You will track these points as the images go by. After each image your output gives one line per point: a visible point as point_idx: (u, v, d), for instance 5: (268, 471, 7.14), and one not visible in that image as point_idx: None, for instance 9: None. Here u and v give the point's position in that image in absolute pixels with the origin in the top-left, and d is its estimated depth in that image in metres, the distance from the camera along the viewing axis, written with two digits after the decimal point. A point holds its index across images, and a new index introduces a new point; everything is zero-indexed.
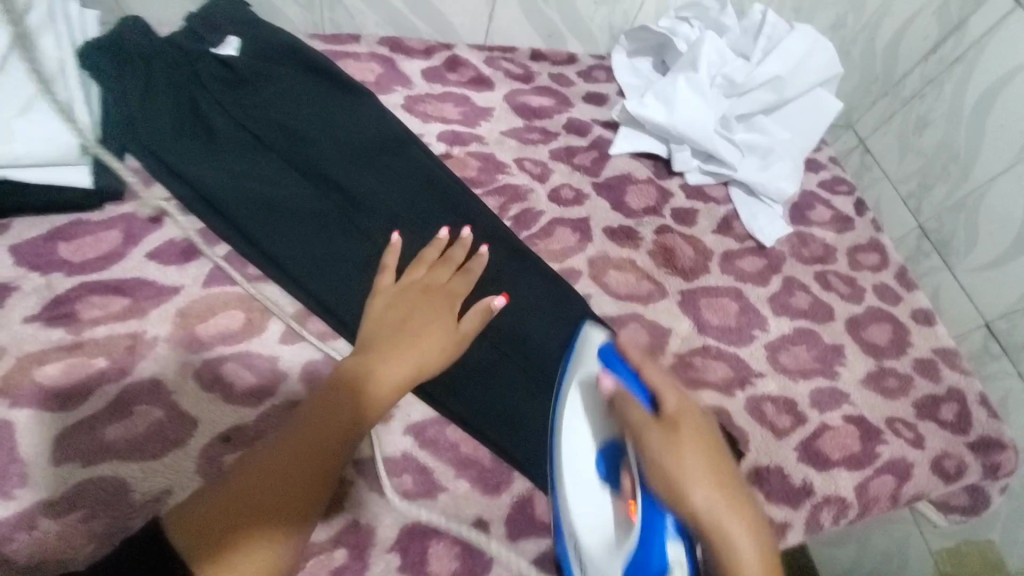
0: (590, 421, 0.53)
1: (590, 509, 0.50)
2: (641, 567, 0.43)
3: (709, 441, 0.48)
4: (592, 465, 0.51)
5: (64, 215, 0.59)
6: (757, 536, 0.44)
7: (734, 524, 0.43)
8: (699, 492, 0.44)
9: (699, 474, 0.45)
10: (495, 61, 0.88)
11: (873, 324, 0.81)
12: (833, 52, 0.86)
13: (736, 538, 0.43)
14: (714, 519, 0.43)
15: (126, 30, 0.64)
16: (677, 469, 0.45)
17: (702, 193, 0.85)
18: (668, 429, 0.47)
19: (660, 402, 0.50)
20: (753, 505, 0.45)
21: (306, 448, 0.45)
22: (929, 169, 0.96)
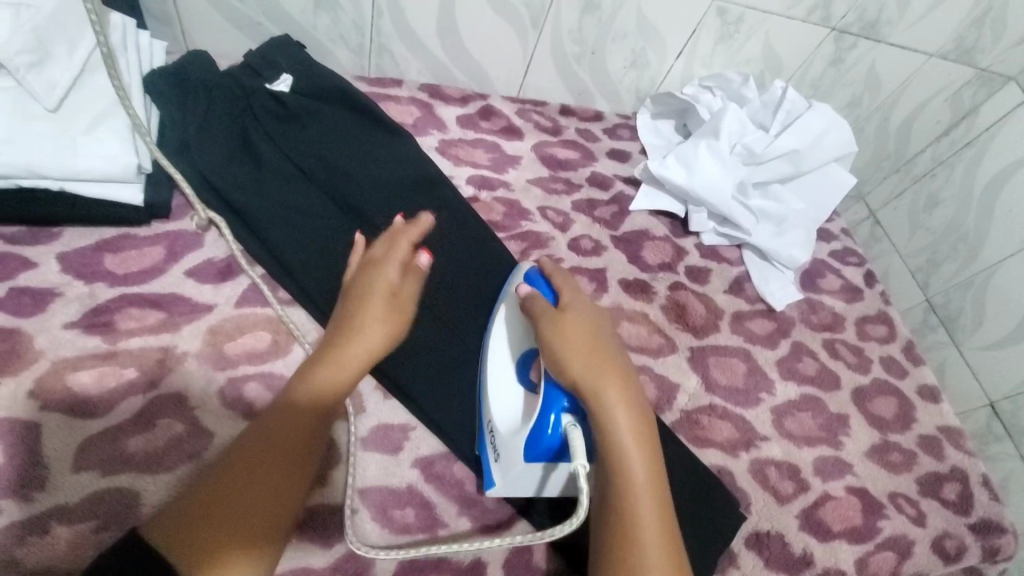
0: (509, 335, 0.62)
1: (506, 399, 0.58)
2: (538, 434, 0.51)
3: (594, 330, 0.56)
4: (511, 367, 0.60)
5: (112, 228, 0.63)
6: (628, 400, 0.51)
7: (607, 385, 0.51)
8: (579, 360, 0.52)
9: (581, 349, 0.53)
10: (526, 113, 0.93)
11: (878, 397, 0.82)
12: (849, 131, 0.89)
13: (606, 394, 0.51)
14: (590, 380, 0.51)
15: (191, 64, 0.69)
16: (562, 343, 0.54)
17: (716, 254, 0.88)
18: (558, 317, 0.56)
19: (560, 301, 0.59)
20: (628, 376, 0.53)
21: (277, 463, 0.47)
22: (938, 247, 0.99)
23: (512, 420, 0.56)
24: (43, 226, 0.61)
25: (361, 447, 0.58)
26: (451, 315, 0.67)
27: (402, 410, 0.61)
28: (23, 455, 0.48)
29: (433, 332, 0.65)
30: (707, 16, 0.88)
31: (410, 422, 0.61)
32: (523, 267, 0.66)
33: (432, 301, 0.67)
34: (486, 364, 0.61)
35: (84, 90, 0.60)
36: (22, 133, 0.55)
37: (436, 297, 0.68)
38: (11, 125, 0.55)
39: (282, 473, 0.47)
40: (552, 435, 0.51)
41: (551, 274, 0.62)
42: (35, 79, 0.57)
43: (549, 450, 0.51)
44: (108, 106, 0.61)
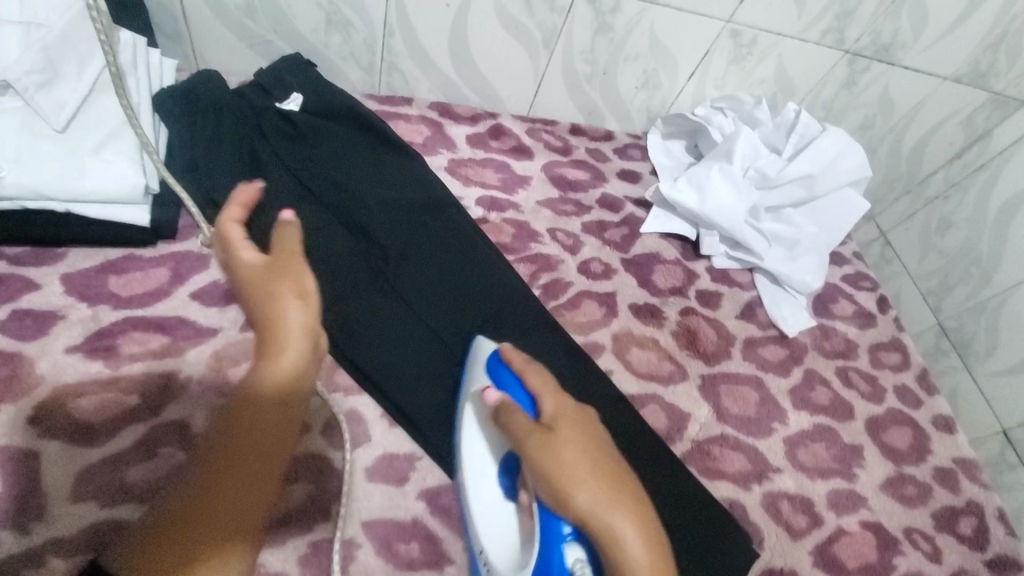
0: (483, 443, 0.57)
1: (495, 524, 0.53)
2: (544, 574, 0.46)
3: (592, 444, 0.47)
4: (492, 480, 0.55)
5: (118, 249, 0.62)
6: (645, 532, 0.43)
7: (619, 520, 0.43)
8: (582, 493, 0.44)
9: (580, 472, 0.44)
10: (536, 133, 0.92)
11: (892, 427, 0.80)
12: (863, 155, 0.88)
13: (618, 531, 0.42)
14: (597, 516, 0.43)
15: (202, 83, 0.69)
16: (558, 472, 0.45)
17: (728, 278, 0.87)
18: (547, 436, 0.47)
19: (544, 414, 0.49)
20: (639, 498, 0.45)
21: (242, 477, 0.42)
22: (951, 270, 0.97)
23: (507, 553, 0.51)
24: (47, 247, 0.60)
25: (365, 477, 0.56)
26: (459, 341, 0.66)
27: (408, 439, 0.60)
28: (21, 484, 0.47)
29: (440, 358, 0.64)
30: (719, 38, 0.87)
31: (416, 451, 0.59)
32: (483, 352, 0.61)
33: (440, 326, 0.66)
34: (464, 484, 0.55)
35: (93, 110, 0.60)
36: (29, 154, 0.55)
37: (444, 322, 0.67)
38: (19, 146, 0.55)
39: (245, 486, 0.42)
40: (558, 573, 0.45)
41: (524, 369, 0.53)
42: (43, 99, 0.56)
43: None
44: (116, 125, 0.60)
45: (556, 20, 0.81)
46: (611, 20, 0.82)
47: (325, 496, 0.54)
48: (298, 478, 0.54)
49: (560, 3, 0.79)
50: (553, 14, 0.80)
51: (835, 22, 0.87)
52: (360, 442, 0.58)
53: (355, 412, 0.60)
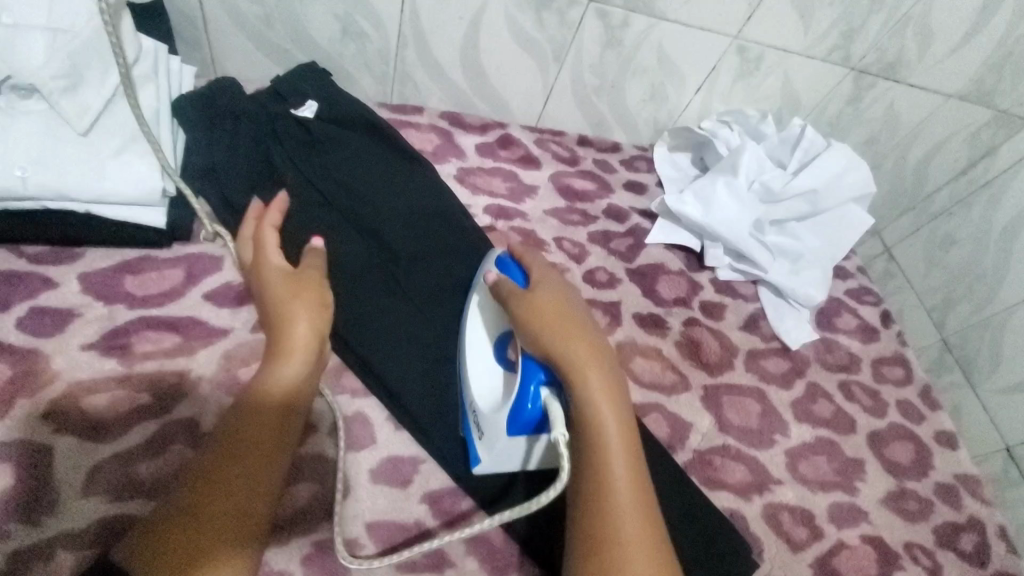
0: (483, 322, 0.63)
1: (483, 379, 0.59)
2: (519, 406, 0.51)
3: (565, 300, 0.54)
4: (488, 347, 0.61)
5: (134, 250, 0.63)
6: (602, 365, 0.49)
7: (579, 354, 0.48)
8: (551, 331, 0.50)
9: (553, 319, 0.51)
10: (545, 143, 0.93)
11: (894, 442, 0.80)
12: (866, 172, 0.89)
13: (578, 360, 0.48)
14: (562, 348, 0.49)
15: (220, 91, 0.70)
16: (533, 315, 0.51)
17: (732, 290, 0.87)
18: (526, 291, 0.54)
19: (529, 280, 0.56)
20: (600, 342, 0.51)
21: (250, 464, 0.47)
22: (954, 286, 0.98)
23: (491, 395, 0.57)
24: (66, 246, 0.61)
25: (370, 479, 0.57)
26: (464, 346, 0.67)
27: (412, 442, 0.61)
28: (34, 478, 0.48)
29: (446, 363, 0.65)
30: (727, 54, 0.88)
31: (420, 454, 0.60)
32: (493, 253, 0.64)
33: (447, 331, 0.67)
34: (464, 348, 0.61)
35: (115, 114, 0.61)
36: (53, 156, 0.56)
37: (450, 327, 0.68)
38: (43, 149, 0.56)
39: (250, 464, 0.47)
40: (533, 409, 0.50)
41: (520, 253, 0.60)
42: (68, 103, 0.58)
43: (531, 422, 0.51)
44: (137, 130, 0.62)
45: (566, 33, 0.82)
46: (620, 34, 0.84)
47: (329, 496, 0.55)
48: (303, 479, 0.55)
49: (571, 17, 0.81)
50: (564, 28, 0.82)
51: (841, 40, 0.88)
52: (366, 444, 0.59)
53: (362, 414, 0.61)
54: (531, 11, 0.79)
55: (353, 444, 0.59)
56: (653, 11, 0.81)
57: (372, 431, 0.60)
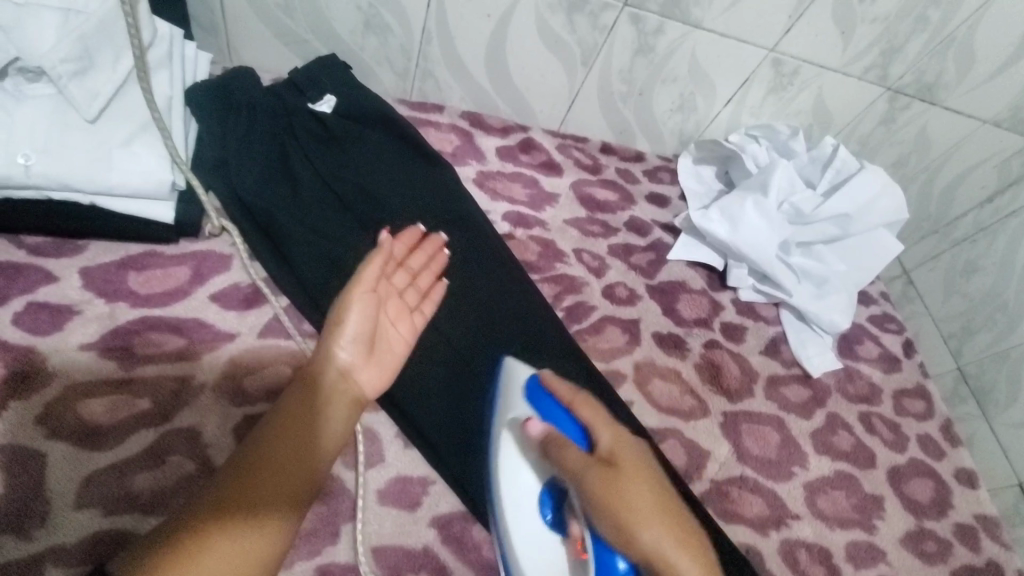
0: (520, 484, 0.55)
1: (538, 553, 0.53)
2: None
3: (649, 478, 0.50)
4: (534, 510, 0.54)
5: (138, 244, 0.60)
6: (707, 573, 0.47)
7: (679, 557, 0.47)
8: (649, 535, 0.47)
9: (644, 511, 0.48)
10: (567, 149, 0.90)
11: (914, 478, 0.78)
12: (901, 198, 0.86)
13: (687, 573, 0.46)
14: (666, 560, 0.47)
15: (236, 82, 0.67)
16: (622, 511, 0.48)
17: (753, 312, 0.85)
18: (607, 469, 0.50)
19: (600, 448, 0.51)
20: (695, 533, 0.49)
21: (273, 469, 0.47)
22: (975, 315, 0.95)
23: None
24: (67, 238, 0.58)
25: (377, 500, 0.55)
26: (479, 362, 0.64)
27: (421, 462, 0.58)
28: (25, 487, 0.46)
29: (458, 380, 0.63)
30: (761, 67, 0.85)
31: (430, 476, 0.58)
32: (520, 374, 0.57)
33: (461, 346, 0.65)
34: (505, 507, 0.53)
35: (125, 101, 0.58)
36: (59, 145, 0.54)
37: (463, 342, 0.65)
38: (49, 136, 0.53)
39: (294, 448, 0.49)
40: None
41: (574, 399, 0.53)
42: (77, 89, 0.55)
43: None
44: (146, 120, 0.58)
45: (598, 37, 0.79)
46: (653, 41, 0.80)
47: (333, 517, 0.53)
48: None
49: (604, 20, 0.77)
50: (595, 31, 0.78)
51: (880, 58, 0.85)
52: (373, 462, 0.57)
53: (371, 429, 0.59)
54: (562, 12, 0.76)
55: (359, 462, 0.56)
56: (689, 19, 0.78)
57: (380, 448, 0.58)
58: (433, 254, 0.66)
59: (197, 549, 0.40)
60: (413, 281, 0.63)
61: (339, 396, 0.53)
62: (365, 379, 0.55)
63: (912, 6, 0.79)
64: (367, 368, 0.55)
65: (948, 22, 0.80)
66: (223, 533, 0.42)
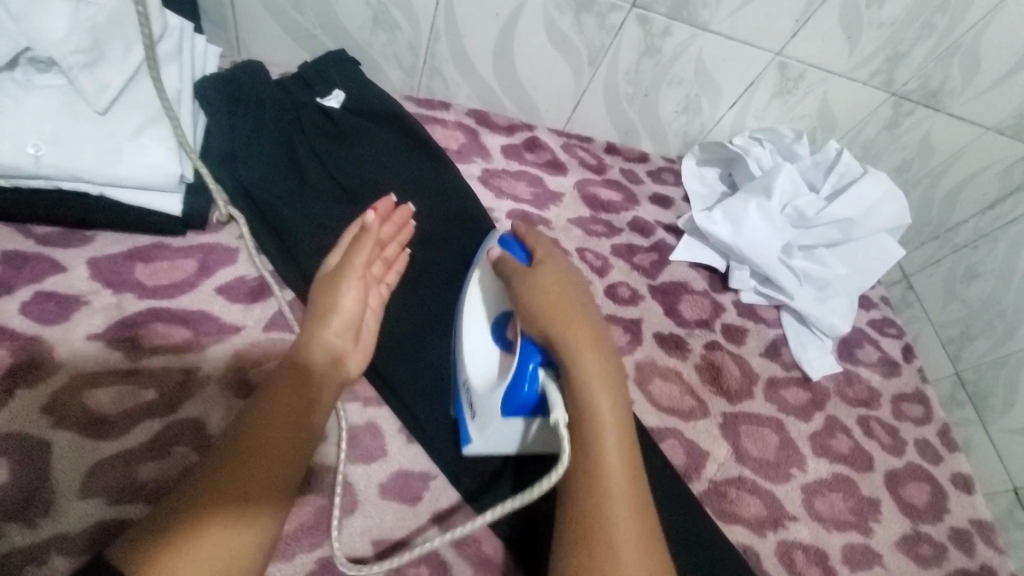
0: (477, 306, 0.62)
1: (479, 358, 0.59)
2: (514, 391, 0.51)
3: (569, 286, 0.56)
4: (483, 327, 0.61)
5: (146, 236, 0.60)
6: (604, 367, 0.50)
7: (579, 337, 0.50)
8: (552, 314, 0.52)
9: (553, 299, 0.53)
10: (572, 149, 0.91)
11: (911, 482, 0.78)
12: (903, 204, 0.86)
13: (580, 354, 0.49)
14: (565, 338, 0.50)
15: (246, 75, 0.68)
16: (535, 296, 0.53)
17: (754, 314, 0.85)
18: (531, 272, 0.56)
19: (536, 263, 0.58)
20: (603, 340, 0.52)
21: (263, 462, 0.46)
22: (974, 321, 0.96)
23: (487, 376, 0.57)
24: (75, 228, 0.58)
25: (378, 494, 0.55)
26: None
27: (423, 457, 0.59)
28: (28, 477, 0.46)
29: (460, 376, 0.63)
30: (767, 70, 0.85)
31: (431, 470, 0.58)
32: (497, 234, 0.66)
33: None
34: (463, 326, 0.61)
35: (135, 93, 0.59)
36: (69, 136, 0.54)
37: None
38: (58, 126, 0.54)
39: (283, 440, 0.48)
40: (529, 392, 0.51)
41: (525, 237, 0.61)
42: (87, 80, 0.55)
43: (526, 404, 0.51)
44: (155, 111, 0.59)
45: (605, 38, 0.79)
46: (660, 43, 0.81)
47: (335, 511, 0.53)
48: (309, 490, 0.54)
49: (611, 21, 0.78)
50: (603, 32, 0.79)
51: (885, 64, 0.85)
52: (374, 457, 0.57)
53: (373, 424, 0.59)
54: (570, 12, 0.76)
55: (361, 457, 0.57)
56: (697, 21, 0.78)
57: (383, 443, 0.58)
58: (403, 223, 0.66)
59: (192, 542, 0.41)
60: (382, 254, 0.63)
61: (328, 384, 0.53)
62: (352, 365, 0.56)
63: (919, 13, 0.79)
64: (353, 354, 0.57)
65: (954, 29, 0.81)
66: (217, 524, 0.42)
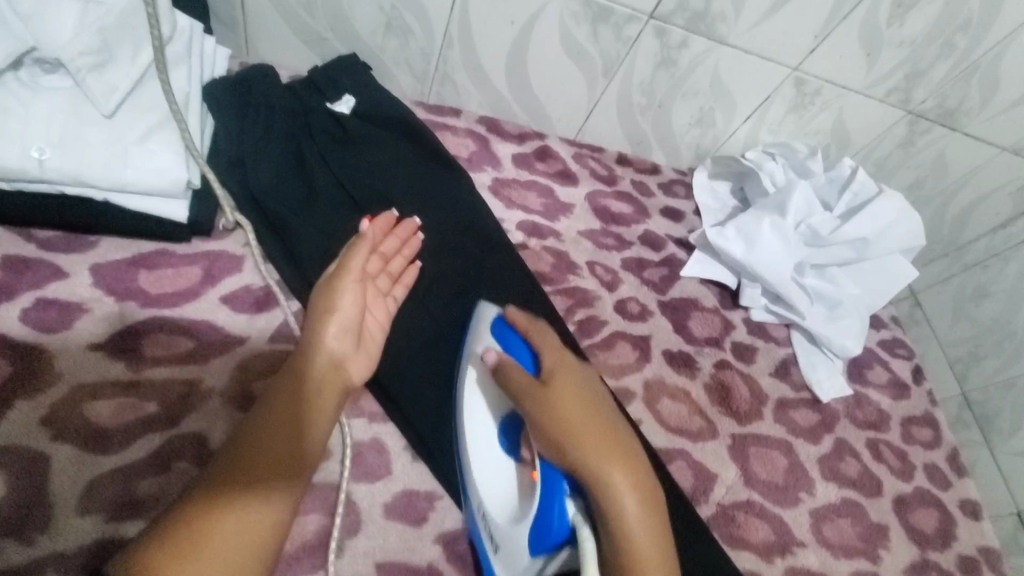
0: (479, 415, 0.57)
1: (494, 480, 0.55)
2: (544, 524, 0.48)
3: (584, 397, 0.53)
4: (490, 440, 0.57)
5: (151, 242, 0.59)
6: (638, 493, 0.48)
7: (612, 468, 0.48)
8: (578, 441, 0.49)
9: (575, 422, 0.50)
10: (583, 159, 0.89)
11: (919, 507, 0.77)
12: (918, 223, 0.85)
13: (612, 485, 0.47)
14: (593, 468, 0.48)
15: (256, 79, 0.67)
16: (557, 421, 0.50)
17: (764, 332, 0.84)
18: (543, 387, 0.52)
19: (545, 373, 0.54)
20: (630, 452, 0.50)
21: (260, 468, 0.46)
22: (982, 342, 0.95)
23: (505, 505, 0.53)
24: (79, 233, 0.57)
25: (382, 514, 0.54)
26: None
27: (428, 476, 0.58)
28: (28, 490, 0.45)
29: None
30: (783, 85, 0.84)
31: (436, 490, 0.57)
32: (488, 314, 0.61)
33: None
34: (465, 441, 0.56)
35: (143, 96, 0.57)
36: (74, 139, 0.53)
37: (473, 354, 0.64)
38: (64, 129, 0.53)
39: (279, 445, 0.48)
40: (560, 526, 0.47)
41: (529, 331, 0.58)
42: (94, 82, 0.54)
43: (557, 540, 0.48)
44: (163, 115, 0.57)
45: (621, 48, 0.78)
46: (676, 55, 0.79)
47: (339, 530, 0.52)
48: (311, 509, 0.52)
49: (627, 32, 0.76)
50: (619, 43, 0.78)
51: (903, 82, 0.84)
52: (379, 475, 0.56)
53: (378, 440, 0.58)
54: (586, 22, 0.75)
55: (365, 475, 0.56)
56: (715, 35, 0.77)
57: (387, 461, 0.57)
58: (406, 237, 0.65)
59: (192, 555, 0.40)
60: (385, 265, 0.63)
61: (329, 390, 0.52)
62: (353, 372, 0.55)
63: (939, 32, 0.78)
64: (354, 360, 0.56)
65: (975, 48, 0.79)
66: (218, 532, 0.42)
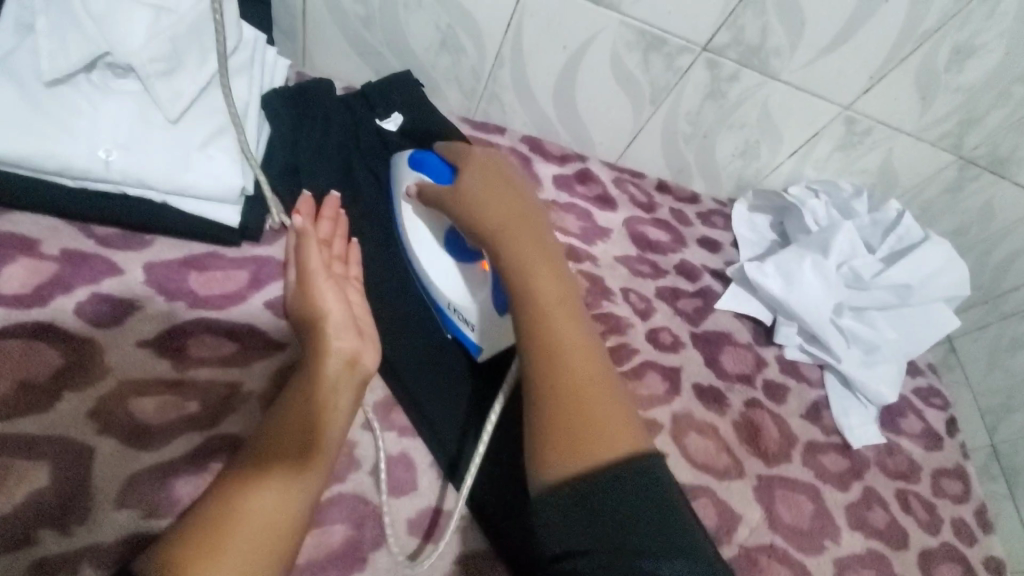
0: (420, 232, 0.66)
1: (451, 281, 0.64)
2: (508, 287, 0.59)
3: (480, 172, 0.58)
4: (437, 251, 0.65)
5: (202, 244, 0.61)
6: (516, 226, 0.53)
7: (490, 216, 0.54)
8: (467, 208, 0.56)
9: (464, 192, 0.57)
10: (623, 184, 0.89)
11: (946, 564, 0.75)
12: (965, 272, 0.84)
13: (492, 226, 0.54)
14: (479, 218, 0.55)
15: (313, 91, 0.69)
16: (454, 202, 0.58)
17: (796, 371, 0.83)
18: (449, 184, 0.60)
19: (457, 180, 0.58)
20: (513, 201, 0.55)
21: (267, 490, 0.44)
22: (1018, 393, 0.92)
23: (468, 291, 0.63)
24: (135, 232, 0.59)
25: (406, 529, 0.55)
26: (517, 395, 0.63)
27: (453, 493, 0.58)
28: (71, 479, 0.46)
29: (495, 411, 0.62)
30: (832, 123, 0.83)
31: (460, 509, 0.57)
32: (401, 158, 0.66)
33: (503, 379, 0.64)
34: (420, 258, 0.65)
35: (206, 103, 0.59)
36: (142, 143, 0.55)
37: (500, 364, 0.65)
38: (131, 132, 0.55)
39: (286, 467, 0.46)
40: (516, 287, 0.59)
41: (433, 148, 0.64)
42: (162, 88, 0.55)
43: None
44: (223, 122, 0.59)
45: (670, 78, 0.78)
46: (726, 88, 0.79)
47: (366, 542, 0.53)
48: (337, 519, 0.53)
49: (679, 62, 0.76)
50: (669, 72, 0.77)
51: (955, 128, 0.82)
52: (406, 489, 0.57)
53: (406, 454, 0.58)
54: (638, 51, 0.75)
55: (392, 488, 0.56)
56: (767, 70, 0.76)
57: (415, 476, 0.57)
58: (336, 217, 0.63)
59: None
60: (337, 257, 0.61)
61: (343, 388, 0.51)
62: (369, 361, 0.54)
63: (999, 80, 0.76)
64: (366, 349, 0.54)
65: None
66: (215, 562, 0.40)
